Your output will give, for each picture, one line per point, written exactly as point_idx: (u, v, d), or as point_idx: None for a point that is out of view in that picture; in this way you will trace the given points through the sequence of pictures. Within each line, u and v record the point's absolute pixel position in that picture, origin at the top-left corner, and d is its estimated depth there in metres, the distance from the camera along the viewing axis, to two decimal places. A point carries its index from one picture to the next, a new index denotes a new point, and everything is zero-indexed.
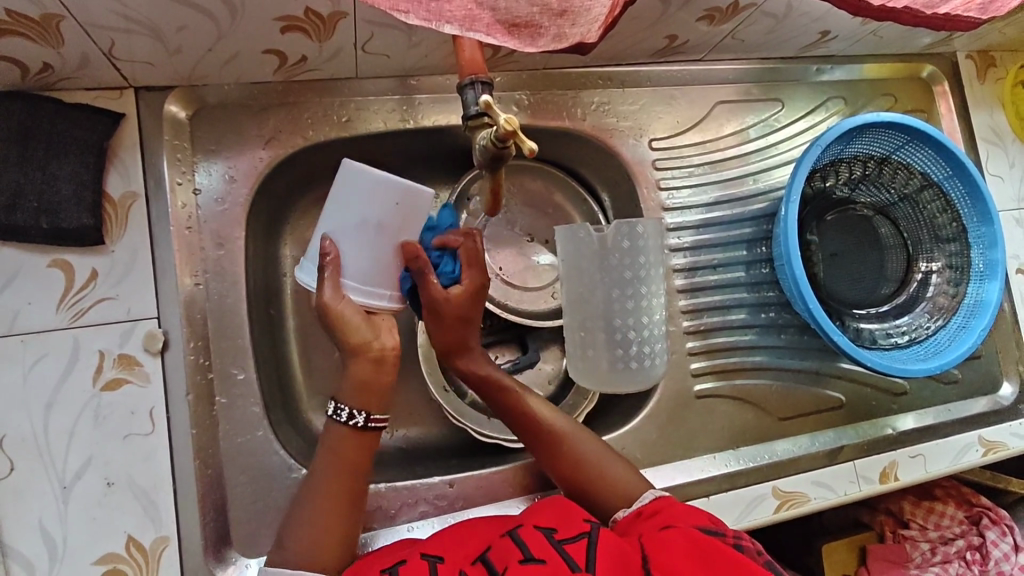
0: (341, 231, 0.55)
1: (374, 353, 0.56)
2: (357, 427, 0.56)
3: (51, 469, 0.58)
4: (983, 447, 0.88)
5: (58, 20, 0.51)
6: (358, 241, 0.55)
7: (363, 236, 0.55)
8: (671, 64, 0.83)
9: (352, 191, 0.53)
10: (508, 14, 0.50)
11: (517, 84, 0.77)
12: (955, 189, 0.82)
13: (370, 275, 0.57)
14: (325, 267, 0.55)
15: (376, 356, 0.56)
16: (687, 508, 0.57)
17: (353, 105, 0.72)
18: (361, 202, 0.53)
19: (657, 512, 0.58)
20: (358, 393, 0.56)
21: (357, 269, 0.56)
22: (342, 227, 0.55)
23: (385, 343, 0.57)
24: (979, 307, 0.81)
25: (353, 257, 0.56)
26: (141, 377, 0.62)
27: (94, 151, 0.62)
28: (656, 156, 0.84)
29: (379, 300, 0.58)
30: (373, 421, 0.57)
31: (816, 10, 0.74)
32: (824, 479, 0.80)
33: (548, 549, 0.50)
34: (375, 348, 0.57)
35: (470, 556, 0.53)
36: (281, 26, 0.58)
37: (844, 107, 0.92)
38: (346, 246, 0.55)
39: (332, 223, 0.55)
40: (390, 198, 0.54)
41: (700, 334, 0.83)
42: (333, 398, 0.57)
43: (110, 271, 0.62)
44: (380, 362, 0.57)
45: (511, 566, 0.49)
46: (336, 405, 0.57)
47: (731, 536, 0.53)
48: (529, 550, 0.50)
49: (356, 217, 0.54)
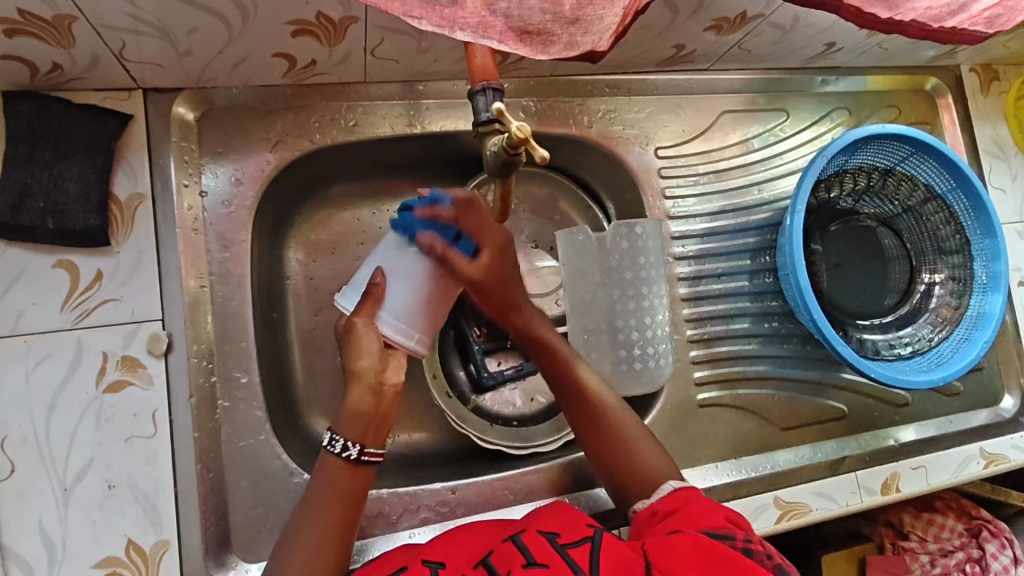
0: (392, 271, 0.58)
1: (374, 383, 0.58)
2: (349, 459, 0.57)
3: (52, 471, 0.58)
4: (984, 460, 0.88)
5: (70, 20, 0.51)
6: (402, 284, 0.58)
7: (410, 281, 0.58)
8: (677, 73, 0.83)
9: (409, 242, 0.58)
10: (521, 22, 0.49)
11: (523, 91, 0.77)
12: (959, 201, 0.82)
13: (405, 312, 0.58)
14: (367, 296, 0.58)
15: (375, 387, 0.58)
16: (703, 509, 0.57)
17: (360, 109, 0.72)
18: (416, 255, 0.58)
19: (673, 513, 0.59)
20: (353, 421, 0.57)
21: (395, 306, 0.58)
22: (393, 268, 0.58)
23: (387, 376, 0.59)
24: (981, 319, 0.81)
25: (395, 297, 0.58)
26: (144, 379, 0.61)
27: (102, 153, 0.62)
28: (661, 164, 0.84)
29: (406, 339, 0.59)
30: (367, 454, 0.57)
31: (824, 22, 0.75)
32: (825, 490, 0.80)
33: (549, 552, 0.50)
34: (375, 378, 0.58)
35: (471, 560, 0.54)
36: (292, 30, 0.58)
37: (848, 118, 0.92)
38: (391, 282, 0.58)
39: (386, 264, 0.59)
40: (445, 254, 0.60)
41: (703, 343, 0.83)
42: (329, 429, 0.58)
43: (114, 273, 0.62)
44: (377, 393, 0.58)
45: (514, 570, 0.49)
46: (332, 435, 0.57)
47: (742, 539, 0.53)
48: (531, 554, 0.50)
49: (406, 264, 0.58)
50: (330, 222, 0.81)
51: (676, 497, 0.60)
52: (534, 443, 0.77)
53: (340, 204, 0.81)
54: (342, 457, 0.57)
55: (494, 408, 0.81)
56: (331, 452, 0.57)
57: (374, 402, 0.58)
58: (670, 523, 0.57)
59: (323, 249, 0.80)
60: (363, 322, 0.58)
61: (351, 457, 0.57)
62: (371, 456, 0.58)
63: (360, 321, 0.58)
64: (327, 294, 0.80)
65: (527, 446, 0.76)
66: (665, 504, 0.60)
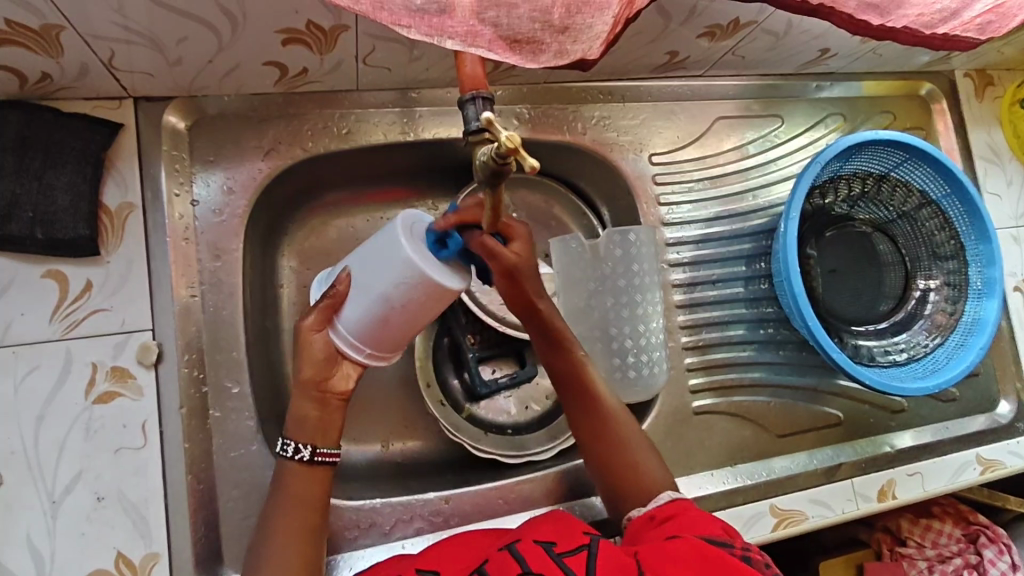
0: (356, 280, 0.55)
1: (318, 391, 0.57)
2: (303, 462, 0.56)
3: (40, 483, 0.57)
4: (981, 466, 0.88)
5: (58, 30, 0.51)
6: (360, 301, 0.54)
7: (365, 299, 0.54)
8: (672, 79, 0.83)
9: (380, 255, 0.53)
10: (510, 31, 0.49)
11: (517, 98, 0.77)
12: (953, 207, 0.82)
13: (358, 328, 0.55)
14: (327, 297, 0.56)
15: (319, 395, 0.57)
16: (700, 516, 0.57)
17: (353, 117, 0.72)
18: (376, 274, 0.53)
19: (671, 518, 0.58)
20: (303, 425, 0.57)
21: (349, 318, 0.55)
22: (358, 278, 0.55)
23: (332, 382, 0.58)
24: (977, 325, 0.81)
25: (354, 312, 0.55)
26: (134, 390, 0.61)
27: (92, 162, 0.61)
28: (656, 170, 0.84)
29: (355, 352, 0.57)
30: (321, 455, 0.57)
31: (818, 28, 0.75)
32: (821, 497, 0.80)
33: (546, 563, 0.50)
34: (320, 389, 0.57)
35: (466, 568, 0.54)
36: (282, 38, 0.58)
37: (843, 124, 0.92)
38: (352, 293, 0.55)
39: (356, 269, 0.55)
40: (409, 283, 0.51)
41: (698, 350, 0.83)
42: (282, 435, 0.57)
43: (104, 283, 0.61)
44: (324, 402, 0.57)
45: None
46: (285, 440, 0.57)
47: (739, 547, 0.53)
48: (528, 566, 0.50)
49: (368, 279, 0.53)
50: (324, 230, 0.81)
51: (672, 505, 0.60)
52: (527, 451, 0.77)
53: (334, 211, 0.81)
54: (295, 459, 0.56)
55: (488, 416, 0.80)
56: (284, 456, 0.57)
57: (320, 410, 0.57)
58: (669, 527, 0.57)
59: (316, 257, 0.80)
60: (315, 327, 0.56)
61: (303, 459, 0.56)
62: (326, 457, 0.57)
63: (311, 325, 0.56)
64: None
65: (521, 455, 0.76)
66: (663, 509, 0.60)
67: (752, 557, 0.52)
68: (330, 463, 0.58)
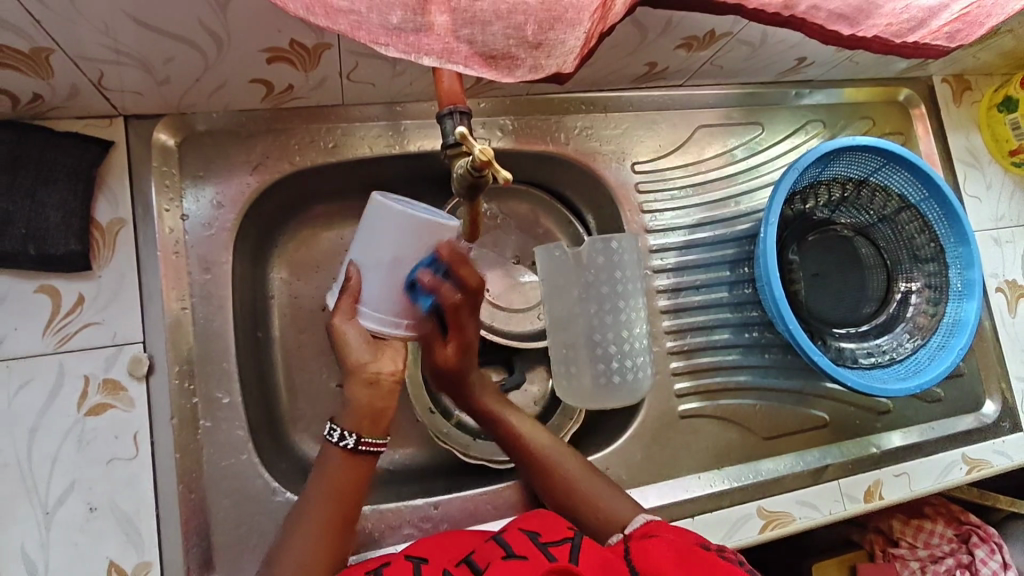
0: (364, 263, 0.56)
1: (368, 375, 0.57)
2: (348, 449, 0.57)
3: (33, 495, 0.58)
4: (967, 465, 0.89)
5: (48, 52, 0.52)
6: (375, 272, 0.56)
7: (383, 272, 0.55)
8: (653, 89, 0.85)
9: (375, 230, 0.54)
10: (485, 47, 0.51)
11: (501, 109, 0.79)
12: (931, 210, 0.84)
13: (385, 303, 0.57)
14: (345, 291, 0.57)
15: (371, 379, 0.57)
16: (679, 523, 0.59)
17: (340, 131, 0.74)
18: (380, 244, 0.54)
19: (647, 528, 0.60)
20: (353, 413, 0.57)
21: (372, 299, 0.57)
22: (365, 260, 0.56)
23: (382, 367, 0.58)
24: (957, 327, 0.82)
25: (373, 290, 0.56)
26: (125, 401, 0.62)
27: (83, 179, 0.63)
28: (639, 178, 0.85)
29: (391, 328, 0.58)
30: (361, 443, 0.58)
31: (792, 38, 0.76)
32: (808, 497, 0.81)
33: (530, 547, 0.52)
34: (371, 372, 0.57)
35: (454, 558, 0.55)
36: (268, 57, 0.60)
37: (823, 130, 0.94)
38: (367, 274, 0.56)
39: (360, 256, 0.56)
40: (412, 234, 0.53)
41: (683, 355, 0.84)
42: (329, 421, 0.58)
43: (96, 297, 0.63)
44: (374, 385, 0.57)
45: (494, 561, 0.51)
46: (331, 426, 0.58)
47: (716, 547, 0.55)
48: (512, 549, 0.52)
49: (375, 254, 0.55)
50: (315, 241, 0.82)
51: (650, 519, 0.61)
52: None
53: (323, 223, 0.82)
54: (340, 446, 0.58)
55: (477, 424, 0.81)
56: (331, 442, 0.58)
57: (372, 396, 0.57)
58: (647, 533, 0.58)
59: (306, 268, 0.82)
60: (343, 319, 0.57)
61: (348, 446, 0.57)
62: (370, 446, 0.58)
63: (340, 320, 0.57)
64: (310, 312, 0.81)
65: (510, 461, 0.77)
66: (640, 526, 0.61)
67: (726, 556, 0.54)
68: (374, 453, 0.59)
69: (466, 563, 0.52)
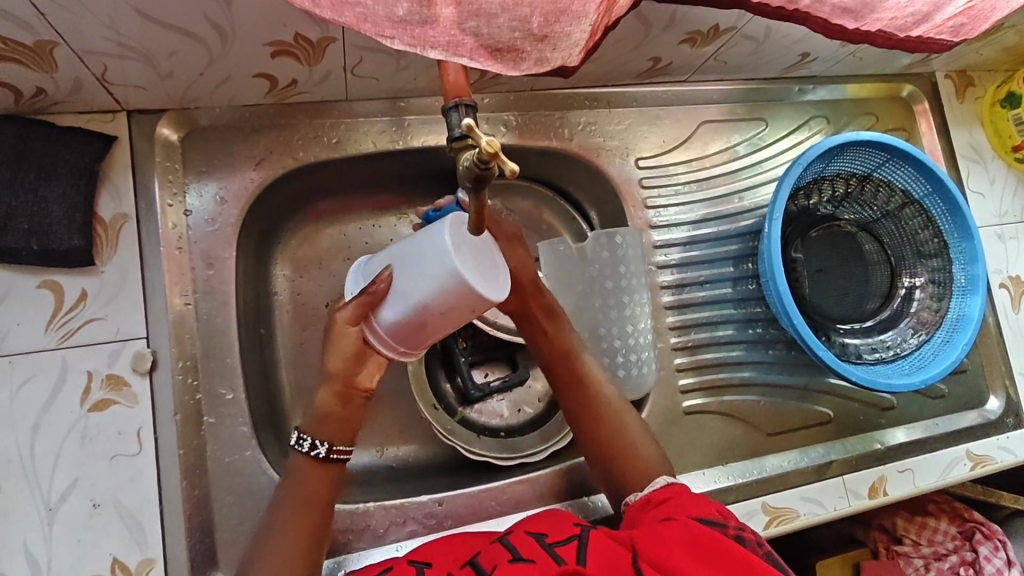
0: (394, 281, 0.53)
1: (342, 386, 0.57)
2: (319, 458, 0.57)
3: (36, 491, 0.58)
4: (971, 461, 0.88)
5: (52, 46, 0.52)
6: (398, 302, 0.53)
7: (404, 302, 0.52)
8: (656, 85, 0.85)
9: (419, 261, 0.52)
10: (491, 40, 0.51)
11: (504, 105, 0.79)
12: (935, 206, 0.83)
13: (393, 328, 0.54)
14: (365, 295, 0.54)
15: (342, 391, 0.57)
16: (696, 497, 0.59)
17: (343, 126, 0.73)
18: (417, 282, 0.52)
19: (664, 501, 0.60)
20: (323, 423, 0.57)
21: (385, 317, 0.54)
22: (397, 284, 0.53)
23: (356, 379, 0.58)
24: (961, 322, 0.82)
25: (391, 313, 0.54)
26: (129, 397, 0.62)
27: (86, 174, 0.63)
28: (643, 174, 0.85)
29: (387, 349, 0.56)
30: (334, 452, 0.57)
31: (796, 33, 0.76)
32: (812, 494, 0.80)
33: (536, 550, 0.52)
34: (344, 384, 0.57)
35: (458, 560, 0.55)
36: (272, 51, 0.60)
37: (826, 126, 0.94)
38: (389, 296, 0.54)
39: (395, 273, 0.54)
40: (444, 288, 0.50)
41: (687, 351, 0.84)
42: (298, 429, 0.58)
43: (99, 292, 0.62)
44: (346, 398, 0.58)
45: (501, 565, 0.51)
46: (301, 434, 0.58)
47: (733, 528, 0.54)
48: (519, 552, 0.52)
49: (408, 288, 0.52)
50: (317, 237, 0.82)
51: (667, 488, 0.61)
52: (519, 453, 0.77)
53: (326, 219, 0.82)
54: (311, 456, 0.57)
55: (480, 420, 0.81)
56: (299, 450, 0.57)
57: (340, 407, 0.57)
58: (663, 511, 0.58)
59: (309, 264, 0.81)
60: (348, 320, 0.55)
61: (320, 455, 0.57)
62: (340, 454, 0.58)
63: (343, 320, 0.55)
64: (313, 308, 0.80)
65: (513, 457, 0.76)
66: (658, 493, 0.61)
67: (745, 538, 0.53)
68: (344, 461, 0.59)
69: (472, 567, 0.52)
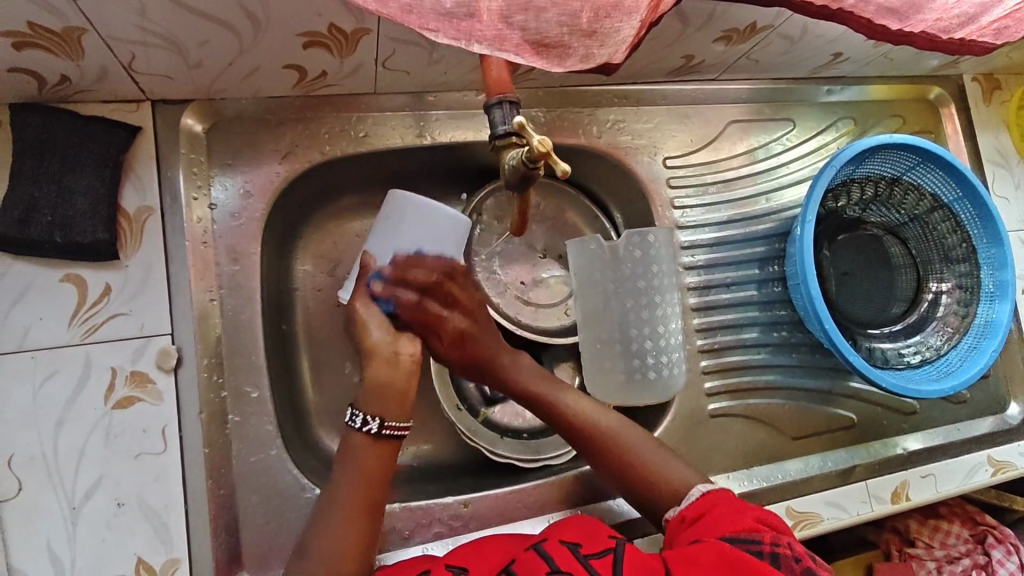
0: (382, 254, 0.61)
1: (389, 352, 0.59)
2: (371, 434, 0.56)
3: (60, 489, 0.57)
4: (992, 467, 0.88)
5: (81, 33, 0.50)
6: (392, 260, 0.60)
7: (402, 257, 0.60)
8: (686, 83, 0.83)
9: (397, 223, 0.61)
10: (537, 35, 0.49)
11: (533, 101, 0.77)
12: (965, 210, 0.83)
13: (403, 289, 0.60)
14: (363, 275, 0.61)
15: (390, 356, 0.59)
16: (732, 511, 0.57)
17: (370, 120, 0.72)
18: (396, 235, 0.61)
19: (701, 517, 0.58)
20: (375, 396, 0.57)
21: (391, 285, 0.60)
22: (382, 252, 0.61)
23: (400, 347, 0.59)
24: (989, 328, 0.81)
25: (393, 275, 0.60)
26: (153, 395, 0.61)
27: (111, 165, 0.61)
28: (670, 174, 0.84)
29: (411, 315, 0.60)
30: (385, 427, 0.57)
31: (831, 33, 0.75)
32: (836, 499, 0.80)
33: (572, 562, 0.51)
34: (389, 350, 0.59)
35: (494, 567, 0.54)
36: (304, 42, 0.58)
37: (853, 127, 0.93)
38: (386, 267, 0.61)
39: (378, 251, 0.61)
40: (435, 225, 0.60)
41: (713, 353, 0.83)
42: (351, 405, 0.58)
43: (123, 287, 0.61)
44: (395, 363, 0.59)
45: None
46: (354, 411, 0.57)
47: (768, 543, 0.52)
48: (555, 564, 0.51)
49: (393, 244, 0.61)
50: (338, 232, 0.80)
51: (703, 501, 0.60)
52: (543, 455, 0.76)
53: (348, 213, 0.81)
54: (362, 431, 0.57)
55: (503, 421, 0.80)
56: (353, 428, 0.57)
57: (393, 374, 0.58)
58: (697, 528, 0.57)
59: (330, 260, 0.80)
60: (361, 302, 0.60)
61: (371, 431, 0.56)
62: (393, 430, 0.57)
63: (360, 302, 0.60)
64: (335, 304, 0.79)
65: (537, 459, 0.76)
66: (693, 509, 0.60)
67: (782, 554, 0.51)
68: (399, 437, 0.58)
69: None
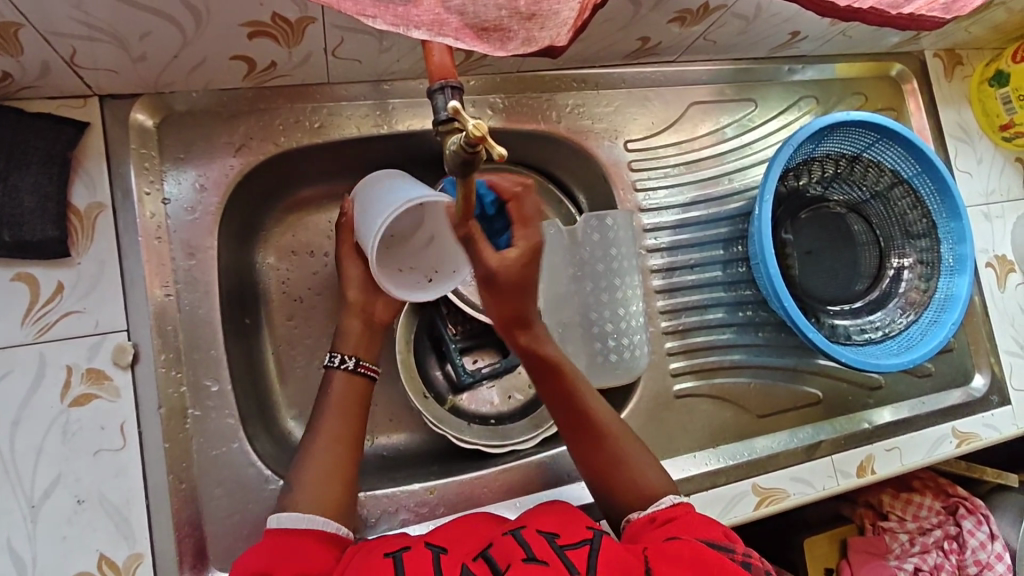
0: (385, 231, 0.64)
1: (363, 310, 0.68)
2: (348, 370, 0.65)
3: (18, 487, 0.57)
4: (956, 439, 0.89)
5: (16, 28, 0.50)
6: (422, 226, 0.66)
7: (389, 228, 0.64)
8: (645, 66, 0.83)
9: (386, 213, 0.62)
10: (477, 19, 0.49)
11: (490, 87, 0.77)
12: (924, 185, 0.83)
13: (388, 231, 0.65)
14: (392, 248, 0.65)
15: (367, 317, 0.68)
16: (704, 520, 0.58)
17: (326, 110, 0.71)
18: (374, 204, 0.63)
19: (672, 520, 0.58)
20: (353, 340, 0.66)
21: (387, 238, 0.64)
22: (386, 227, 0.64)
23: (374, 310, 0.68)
24: (949, 301, 0.82)
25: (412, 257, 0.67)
26: (110, 391, 0.61)
27: (58, 162, 0.60)
28: (632, 157, 0.84)
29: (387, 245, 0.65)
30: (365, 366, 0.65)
31: (786, 12, 0.75)
32: (802, 474, 0.81)
33: (548, 551, 0.50)
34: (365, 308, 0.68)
35: (468, 552, 0.53)
36: (248, 32, 0.57)
37: (815, 106, 0.93)
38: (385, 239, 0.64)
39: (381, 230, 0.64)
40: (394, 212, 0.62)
41: (678, 334, 0.83)
42: (331, 351, 0.66)
43: (77, 284, 0.61)
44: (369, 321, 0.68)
45: (513, 563, 0.48)
46: (334, 354, 0.66)
47: (741, 553, 0.54)
48: (531, 551, 0.49)
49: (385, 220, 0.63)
50: (300, 225, 0.80)
51: (675, 508, 0.60)
52: (510, 440, 0.76)
53: (310, 206, 0.80)
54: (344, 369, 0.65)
55: (471, 407, 0.81)
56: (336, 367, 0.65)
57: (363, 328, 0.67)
58: (669, 528, 0.57)
59: (292, 252, 0.80)
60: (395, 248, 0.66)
61: (349, 368, 0.65)
62: (368, 369, 0.66)
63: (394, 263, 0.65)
64: (299, 298, 0.79)
65: (504, 444, 0.76)
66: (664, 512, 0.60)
67: (751, 563, 0.53)
68: (371, 377, 0.66)
69: (485, 559, 0.50)
